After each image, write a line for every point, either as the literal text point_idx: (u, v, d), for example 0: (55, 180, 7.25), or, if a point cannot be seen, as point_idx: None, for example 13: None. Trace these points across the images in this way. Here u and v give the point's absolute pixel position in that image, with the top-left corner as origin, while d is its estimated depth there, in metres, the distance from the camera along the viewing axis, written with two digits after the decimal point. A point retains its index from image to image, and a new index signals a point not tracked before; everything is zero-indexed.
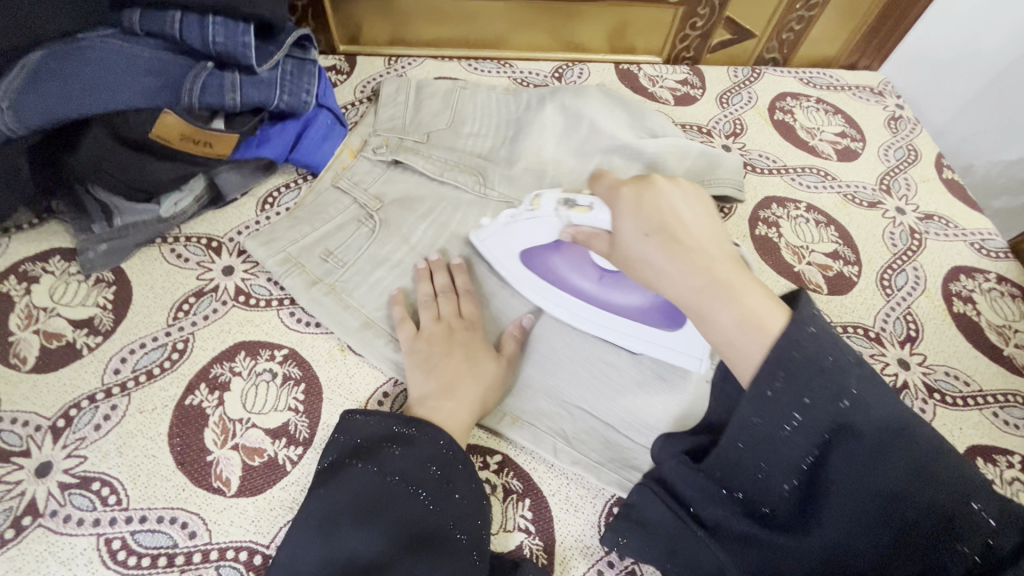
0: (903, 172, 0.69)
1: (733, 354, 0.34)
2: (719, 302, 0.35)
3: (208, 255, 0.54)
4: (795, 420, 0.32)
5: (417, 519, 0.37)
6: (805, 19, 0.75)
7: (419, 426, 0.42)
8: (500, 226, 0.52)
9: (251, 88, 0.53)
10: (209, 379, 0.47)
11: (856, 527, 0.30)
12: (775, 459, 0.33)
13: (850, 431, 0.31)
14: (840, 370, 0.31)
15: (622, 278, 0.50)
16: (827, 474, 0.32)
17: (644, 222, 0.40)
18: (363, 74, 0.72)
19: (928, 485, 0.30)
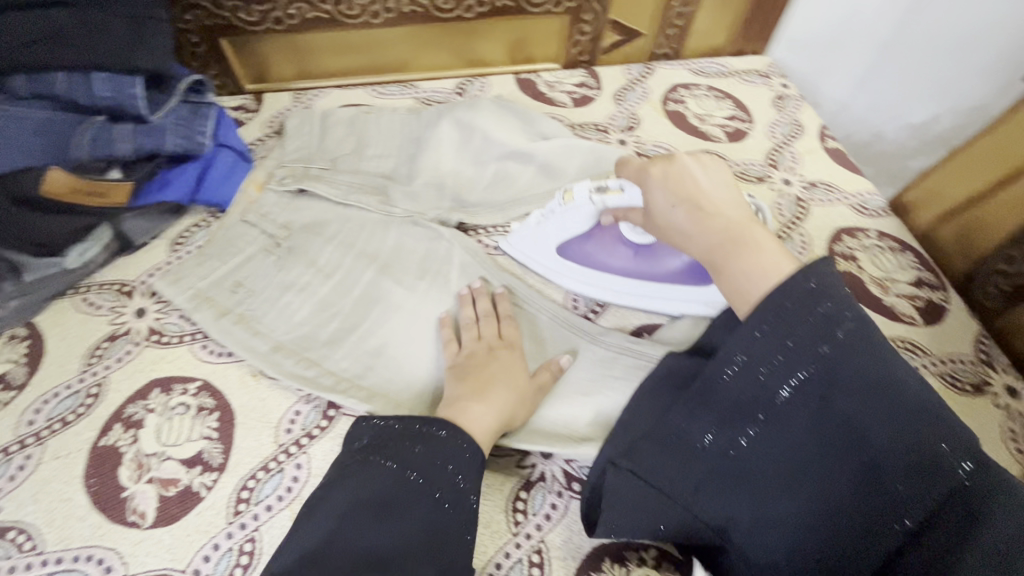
0: (789, 147, 0.74)
1: (739, 300, 0.39)
2: (742, 254, 0.40)
3: (121, 299, 0.56)
4: (775, 361, 0.35)
5: (430, 519, 0.38)
6: (685, 15, 0.80)
7: (444, 426, 0.43)
8: (531, 227, 0.59)
9: (143, 136, 0.56)
10: (124, 418, 0.49)
11: (821, 460, 0.33)
12: (748, 398, 0.36)
13: (828, 374, 0.33)
14: (829, 318, 0.34)
15: (655, 251, 0.56)
16: (792, 410, 0.34)
17: (672, 194, 0.45)
18: (270, 110, 0.75)
19: (903, 431, 0.31)
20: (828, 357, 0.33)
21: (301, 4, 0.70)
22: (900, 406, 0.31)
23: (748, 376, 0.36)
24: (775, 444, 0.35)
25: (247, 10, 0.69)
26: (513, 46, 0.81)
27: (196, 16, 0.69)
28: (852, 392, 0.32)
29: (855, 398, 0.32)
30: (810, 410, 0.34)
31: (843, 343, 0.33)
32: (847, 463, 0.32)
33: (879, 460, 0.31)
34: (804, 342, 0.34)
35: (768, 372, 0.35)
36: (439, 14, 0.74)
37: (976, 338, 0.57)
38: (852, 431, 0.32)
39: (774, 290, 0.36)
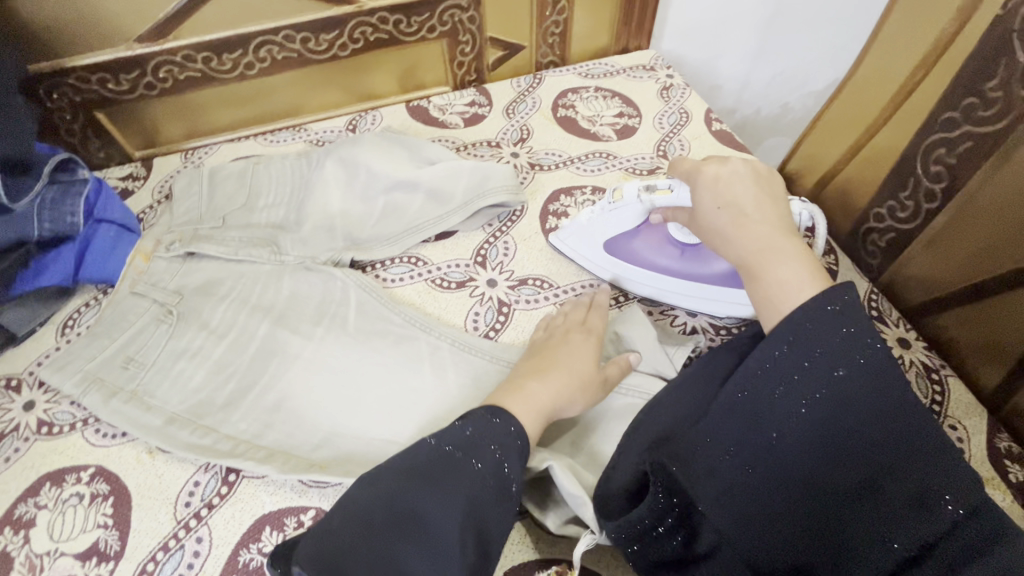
0: (677, 135, 0.75)
1: (769, 306, 0.40)
2: (782, 261, 0.41)
3: (8, 395, 0.54)
4: (797, 373, 0.36)
5: (475, 495, 0.38)
6: (560, 22, 0.82)
7: (495, 411, 0.43)
8: (581, 223, 0.58)
9: (4, 227, 0.54)
10: (14, 520, 0.47)
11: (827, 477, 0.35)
12: (769, 407, 0.37)
13: (843, 396, 0.35)
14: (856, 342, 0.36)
15: (701, 252, 0.55)
16: (808, 422, 0.35)
17: (719, 197, 0.46)
18: (160, 175, 0.74)
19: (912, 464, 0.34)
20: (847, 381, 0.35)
21: (171, 66, 0.69)
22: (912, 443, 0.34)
23: (766, 387, 0.37)
24: (790, 455, 0.36)
25: (116, 80, 0.68)
26: (400, 76, 0.81)
27: (63, 94, 0.67)
28: (860, 413, 0.35)
29: (868, 426, 0.34)
30: (822, 423, 0.35)
31: (868, 368, 0.35)
32: (851, 480, 0.34)
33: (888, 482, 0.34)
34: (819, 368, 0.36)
35: (785, 390, 0.36)
36: (315, 56, 0.74)
37: (867, 295, 0.59)
38: (860, 453, 0.34)
39: (796, 309, 0.38)
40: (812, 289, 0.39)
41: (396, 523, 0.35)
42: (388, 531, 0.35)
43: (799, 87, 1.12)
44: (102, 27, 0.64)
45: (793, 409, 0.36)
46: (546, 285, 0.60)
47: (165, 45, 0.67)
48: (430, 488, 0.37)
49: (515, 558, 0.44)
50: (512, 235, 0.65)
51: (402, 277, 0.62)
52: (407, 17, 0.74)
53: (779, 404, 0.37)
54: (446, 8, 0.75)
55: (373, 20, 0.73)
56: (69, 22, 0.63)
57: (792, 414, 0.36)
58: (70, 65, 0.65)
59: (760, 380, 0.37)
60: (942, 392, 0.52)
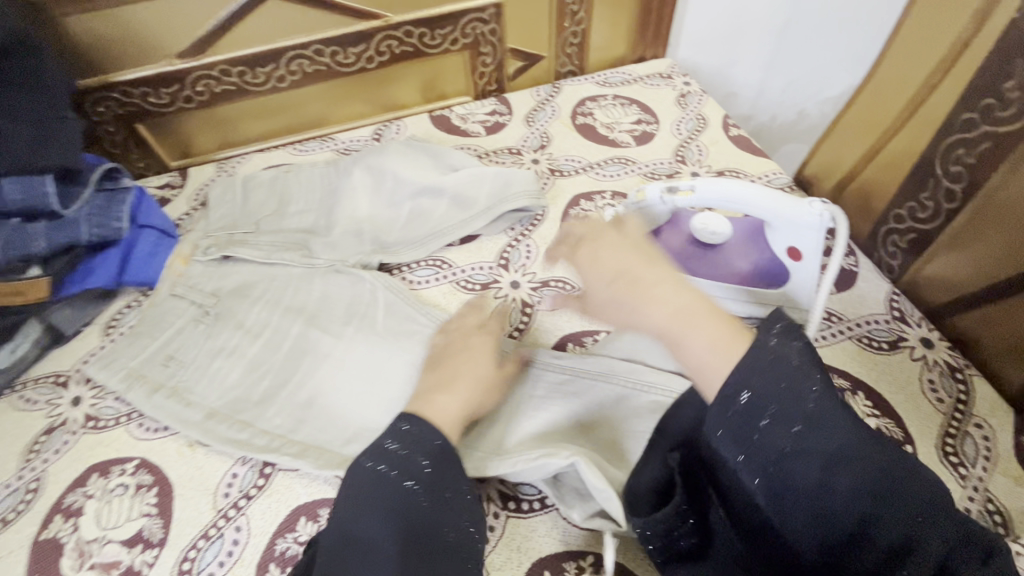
0: (695, 140, 0.77)
1: (704, 377, 0.37)
2: (696, 330, 0.37)
3: (56, 391, 0.57)
4: (756, 428, 0.34)
5: (410, 515, 0.39)
6: (579, 33, 0.84)
7: (416, 421, 0.44)
8: (604, 223, 0.59)
9: (56, 231, 0.57)
10: (64, 508, 0.49)
11: (816, 524, 0.33)
12: (754, 444, 0.35)
13: (823, 421, 0.33)
14: (807, 377, 0.34)
15: (724, 253, 0.56)
16: (796, 452, 0.33)
17: (604, 274, 0.42)
18: (196, 183, 0.77)
19: (902, 500, 0.32)
20: (809, 424, 0.33)
21: (208, 80, 0.73)
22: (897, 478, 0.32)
23: (732, 442, 0.35)
24: (790, 486, 0.34)
25: (157, 94, 0.72)
26: (423, 87, 0.84)
27: (108, 107, 0.71)
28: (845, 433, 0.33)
29: (850, 472, 0.32)
30: (809, 453, 0.33)
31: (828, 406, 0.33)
32: (839, 526, 0.33)
33: (881, 528, 0.32)
34: (778, 420, 0.34)
35: (753, 443, 0.35)
36: (343, 68, 0.77)
37: (888, 296, 0.59)
38: (848, 496, 0.32)
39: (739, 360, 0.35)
40: (735, 348, 0.36)
41: (341, 552, 0.37)
42: (333, 558, 0.37)
43: (816, 93, 1.13)
44: (146, 44, 0.68)
45: (764, 462, 0.34)
46: (569, 287, 0.62)
47: (204, 60, 0.71)
48: (369, 509, 0.39)
49: (542, 549, 0.45)
50: (534, 238, 0.67)
51: (429, 279, 0.64)
52: (432, 30, 0.77)
53: (752, 457, 0.35)
54: (468, 20, 0.77)
55: (399, 33, 0.76)
56: (115, 39, 0.66)
57: (781, 447, 0.34)
58: (114, 80, 0.69)
59: (726, 434, 0.35)
60: (966, 390, 0.52)
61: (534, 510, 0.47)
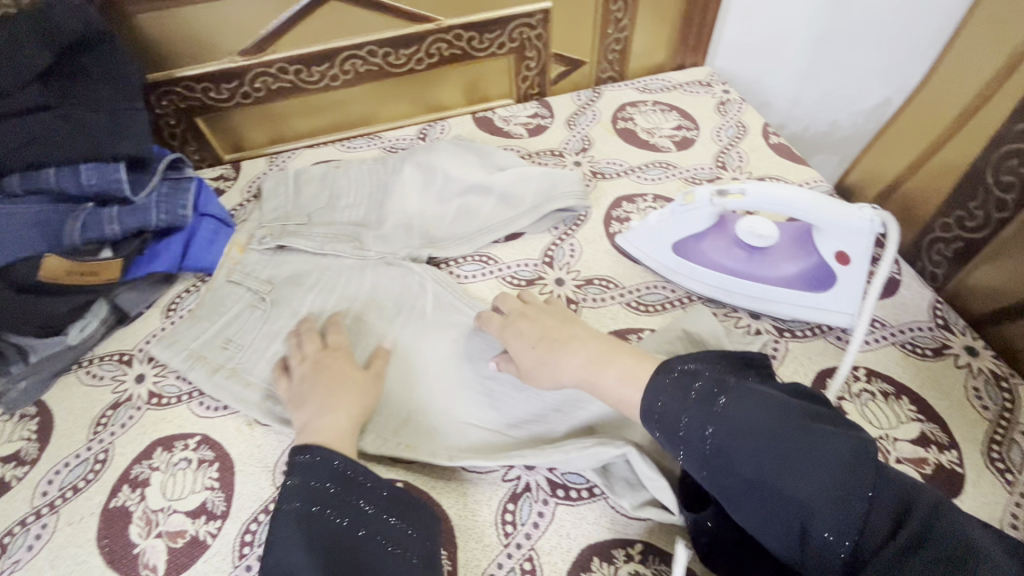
0: (735, 147, 0.78)
1: (628, 407, 0.45)
2: (607, 368, 0.47)
3: (121, 368, 0.60)
4: (682, 428, 0.41)
5: (332, 533, 0.41)
6: (621, 40, 0.86)
7: (308, 451, 0.45)
8: (650, 224, 0.61)
9: (129, 216, 0.60)
10: (131, 479, 0.52)
11: (762, 508, 0.37)
12: (686, 442, 0.41)
13: (729, 418, 0.40)
14: (716, 384, 0.42)
15: (770, 256, 0.58)
16: (721, 446, 0.39)
17: (526, 339, 0.53)
18: (248, 176, 0.80)
19: (822, 467, 0.36)
20: (726, 417, 0.40)
21: (267, 77, 0.75)
22: (811, 449, 0.37)
23: (670, 444, 0.42)
24: (731, 478, 0.39)
25: (217, 89, 0.75)
26: (467, 89, 0.86)
27: (171, 101, 0.74)
28: (757, 424, 0.39)
29: (766, 454, 0.38)
30: (729, 446, 0.39)
31: (738, 400, 0.40)
32: (777, 506, 0.37)
33: (809, 496, 0.36)
34: (695, 420, 0.41)
35: (683, 445, 0.41)
36: (394, 69, 0.80)
37: (932, 304, 0.59)
38: (775, 476, 0.37)
39: (649, 387, 0.44)
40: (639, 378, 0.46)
41: None
42: None
43: (849, 104, 1.14)
44: (211, 41, 0.70)
45: (699, 458, 0.40)
46: (613, 285, 0.63)
47: (264, 58, 0.73)
48: (293, 544, 0.40)
49: (592, 535, 0.47)
50: (578, 237, 0.68)
51: (475, 274, 0.65)
52: (481, 34, 0.79)
53: (689, 457, 0.41)
54: (517, 25, 0.80)
55: (450, 36, 0.78)
56: (184, 37, 0.69)
57: (704, 444, 0.40)
58: (179, 75, 0.72)
59: (663, 437, 0.42)
60: (1012, 399, 0.52)
61: (583, 498, 0.49)
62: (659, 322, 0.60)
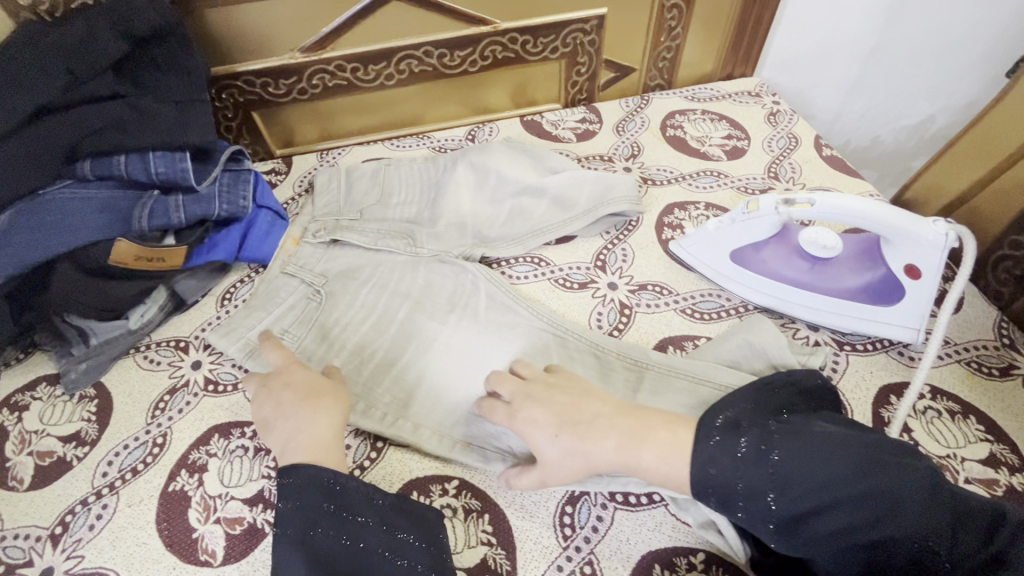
0: (788, 158, 0.78)
1: (672, 485, 0.40)
2: (644, 447, 0.41)
3: (178, 354, 0.61)
4: (741, 492, 0.38)
5: (339, 557, 0.41)
6: (673, 48, 0.87)
7: (290, 472, 0.43)
8: (708, 232, 0.61)
9: (193, 205, 0.62)
10: (189, 464, 0.52)
11: (842, 561, 0.36)
12: (749, 508, 0.38)
13: (790, 478, 0.37)
14: (763, 439, 0.39)
15: (832, 268, 0.57)
16: (788, 506, 0.37)
17: (548, 421, 0.45)
18: (299, 171, 0.81)
19: (897, 511, 0.35)
20: (789, 475, 0.37)
21: (323, 75, 0.76)
22: (884, 494, 0.35)
23: (728, 512, 0.39)
24: (805, 537, 0.37)
25: (276, 85, 0.76)
26: (516, 92, 0.87)
27: (230, 94, 0.76)
28: (820, 477, 0.36)
29: (836, 507, 0.36)
30: (796, 505, 0.37)
31: (793, 451, 0.38)
32: (858, 555, 0.35)
33: (889, 543, 0.35)
34: (754, 485, 0.38)
35: (744, 512, 0.38)
36: (447, 70, 0.81)
37: (996, 323, 0.59)
38: (851, 528, 0.35)
39: (693, 455, 0.39)
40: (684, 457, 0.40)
41: None
42: None
43: (892, 120, 1.13)
44: (275, 37, 0.71)
45: (764, 522, 0.38)
46: (667, 292, 0.63)
47: (323, 55, 0.74)
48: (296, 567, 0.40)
49: (652, 542, 0.46)
50: (630, 243, 0.68)
51: (528, 275, 0.65)
52: (535, 38, 0.80)
53: (755, 521, 0.38)
54: (571, 31, 0.80)
55: (505, 39, 0.79)
56: (248, 32, 0.70)
57: (771, 508, 0.37)
58: (240, 70, 0.73)
59: (721, 505, 0.39)
60: None
61: (642, 504, 0.48)
62: (715, 330, 0.59)
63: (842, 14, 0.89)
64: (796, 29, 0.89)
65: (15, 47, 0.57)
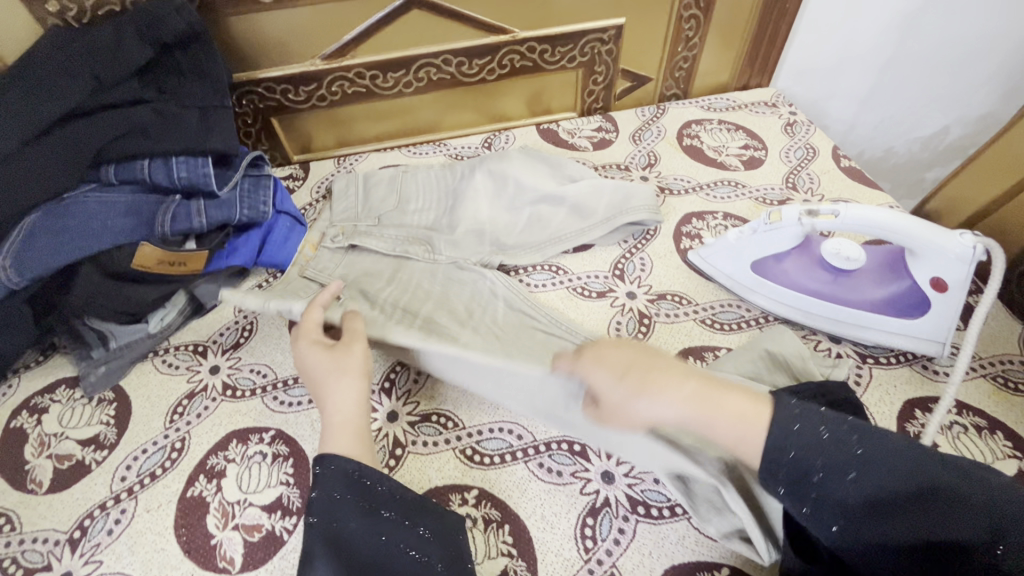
0: (805, 168, 0.77)
1: (745, 449, 0.39)
2: (718, 405, 0.40)
3: (196, 358, 0.61)
4: (813, 480, 0.37)
5: (363, 547, 0.40)
6: (689, 58, 0.88)
7: (324, 461, 0.44)
8: (730, 243, 0.60)
9: (214, 209, 0.62)
10: (207, 469, 0.52)
11: (909, 566, 0.34)
12: (821, 495, 0.36)
13: (874, 473, 0.35)
14: (836, 427, 0.37)
15: (855, 280, 0.57)
16: (861, 500, 0.35)
17: (613, 373, 0.43)
18: (317, 177, 0.82)
19: (958, 503, 0.33)
20: (856, 471, 0.36)
21: (343, 82, 0.77)
22: (937, 483, 0.34)
23: (796, 498, 0.37)
24: (876, 536, 0.35)
25: (296, 91, 0.76)
26: (532, 101, 0.87)
27: (250, 100, 0.76)
28: (902, 479, 0.35)
29: (917, 512, 0.34)
30: (871, 502, 0.35)
31: (862, 448, 0.36)
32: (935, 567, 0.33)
33: (968, 544, 0.32)
34: (831, 474, 0.36)
35: (813, 498, 0.37)
36: (465, 79, 0.81)
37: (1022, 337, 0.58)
38: (931, 536, 0.33)
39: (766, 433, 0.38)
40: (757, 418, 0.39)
41: None
42: None
43: (906, 132, 1.13)
44: (295, 44, 0.72)
45: (832, 514, 0.36)
46: (686, 301, 0.63)
47: (343, 63, 0.75)
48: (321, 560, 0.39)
49: (675, 556, 0.46)
50: (649, 251, 0.68)
51: (545, 283, 0.65)
52: (553, 47, 0.80)
53: (820, 511, 0.37)
54: (589, 40, 0.81)
55: (523, 48, 0.79)
56: (269, 40, 0.71)
57: (845, 497, 0.36)
58: (261, 77, 0.73)
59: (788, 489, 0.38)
60: None
61: (664, 517, 0.48)
62: (735, 341, 0.59)
63: (857, 26, 0.89)
64: (812, 40, 0.89)
65: (43, 53, 0.58)
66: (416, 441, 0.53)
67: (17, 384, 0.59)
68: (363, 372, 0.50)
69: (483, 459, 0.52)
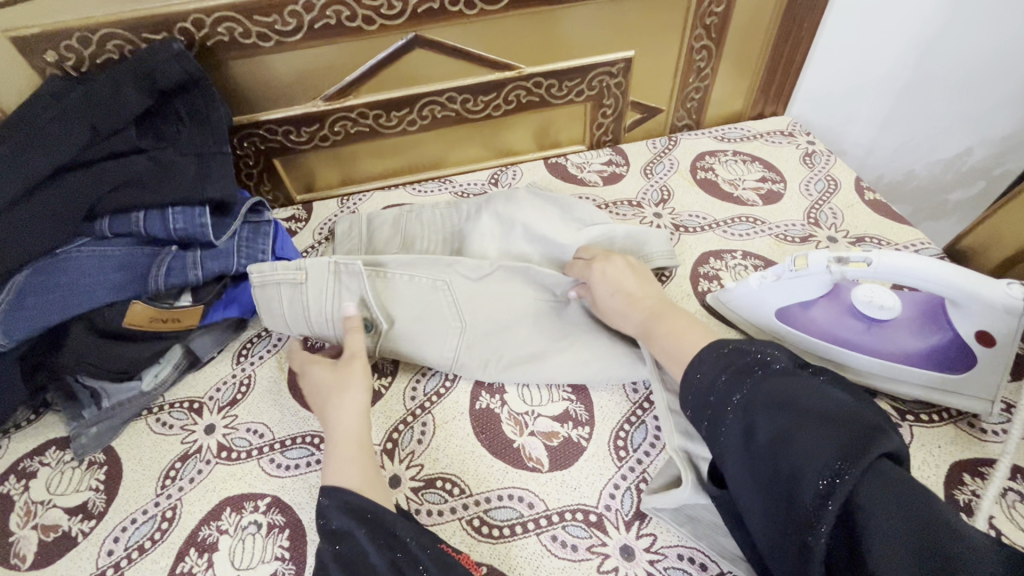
0: (827, 203, 0.74)
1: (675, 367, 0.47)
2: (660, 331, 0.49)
3: (191, 417, 0.58)
4: (709, 406, 0.40)
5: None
6: (701, 89, 0.86)
7: (333, 490, 0.43)
8: (755, 288, 0.55)
9: (211, 261, 0.60)
10: (198, 542, 0.49)
11: (760, 494, 0.35)
12: (715, 400, 0.40)
13: (757, 388, 0.38)
14: (744, 369, 0.40)
15: (889, 328, 0.52)
16: (739, 406, 0.38)
17: (608, 287, 0.55)
18: (320, 217, 0.80)
19: (808, 438, 0.34)
20: (741, 405, 0.38)
21: (346, 121, 0.75)
22: (794, 407, 0.36)
23: (700, 416, 0.41)
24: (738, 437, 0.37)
25: (298, 132, 0.75)
26: (539, 135, 0.85)
27: (252, 142, 0.75)
28: (774, 392, 0.37)
29: (775, 416, 0.36)
30: (744, 409, 0.38)
31: (753, 386, 0.38)
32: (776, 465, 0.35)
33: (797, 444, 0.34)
34: (728, 385, 0.40)
35: (711, 411, 0.40)
36: (471, 115, 0.79)
37: None
38: (774, 435, 0.35)
39: (695, 360, 0.44)
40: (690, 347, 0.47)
41: None
42: None
43: (928, 154, 1.09)
44: (297, 86, 0.70)
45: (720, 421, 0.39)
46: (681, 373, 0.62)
47: (345, 103, 0.73)
48: None
49: None
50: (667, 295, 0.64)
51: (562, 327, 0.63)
52: (560, 81, 0.78)
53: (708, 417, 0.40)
54: (598, 74, 0.79)
55: (529, 83, 0.77)
56: (270, 84, 0.69)
57: (730, 402, 0.39)
58: (262, 119, 0.72)
59: (694, 400, 0.42)
60: None
61: None
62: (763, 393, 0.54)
63: (876, 48, 0.85)
64: (829, 68, 0.86)
65: (39, 104, 0.57)
66: (420, 510, 0.49)
67: (5, 445, 0.57)
68: (367, 387, 0.51)
69: (491, 531, 0.48)
